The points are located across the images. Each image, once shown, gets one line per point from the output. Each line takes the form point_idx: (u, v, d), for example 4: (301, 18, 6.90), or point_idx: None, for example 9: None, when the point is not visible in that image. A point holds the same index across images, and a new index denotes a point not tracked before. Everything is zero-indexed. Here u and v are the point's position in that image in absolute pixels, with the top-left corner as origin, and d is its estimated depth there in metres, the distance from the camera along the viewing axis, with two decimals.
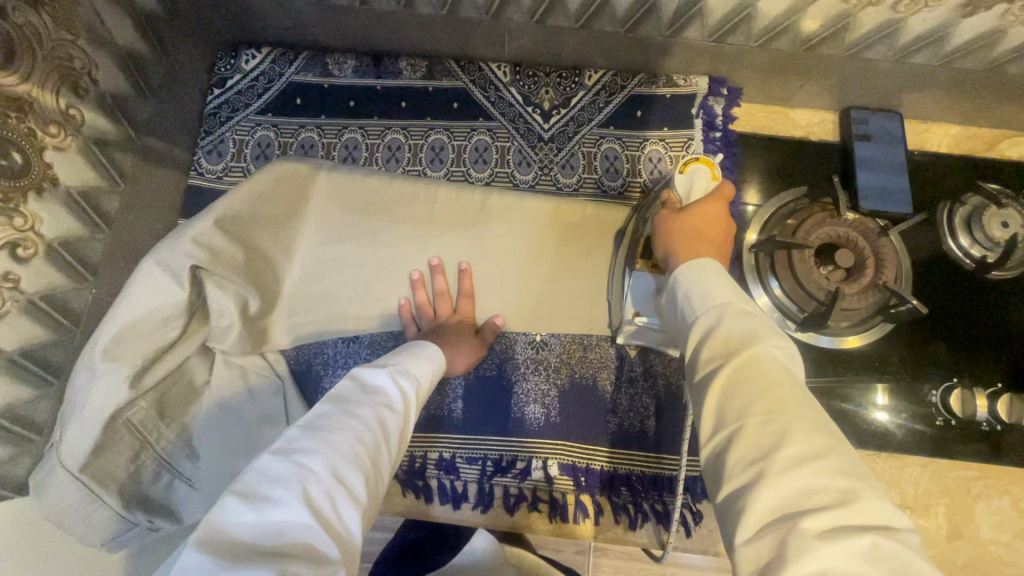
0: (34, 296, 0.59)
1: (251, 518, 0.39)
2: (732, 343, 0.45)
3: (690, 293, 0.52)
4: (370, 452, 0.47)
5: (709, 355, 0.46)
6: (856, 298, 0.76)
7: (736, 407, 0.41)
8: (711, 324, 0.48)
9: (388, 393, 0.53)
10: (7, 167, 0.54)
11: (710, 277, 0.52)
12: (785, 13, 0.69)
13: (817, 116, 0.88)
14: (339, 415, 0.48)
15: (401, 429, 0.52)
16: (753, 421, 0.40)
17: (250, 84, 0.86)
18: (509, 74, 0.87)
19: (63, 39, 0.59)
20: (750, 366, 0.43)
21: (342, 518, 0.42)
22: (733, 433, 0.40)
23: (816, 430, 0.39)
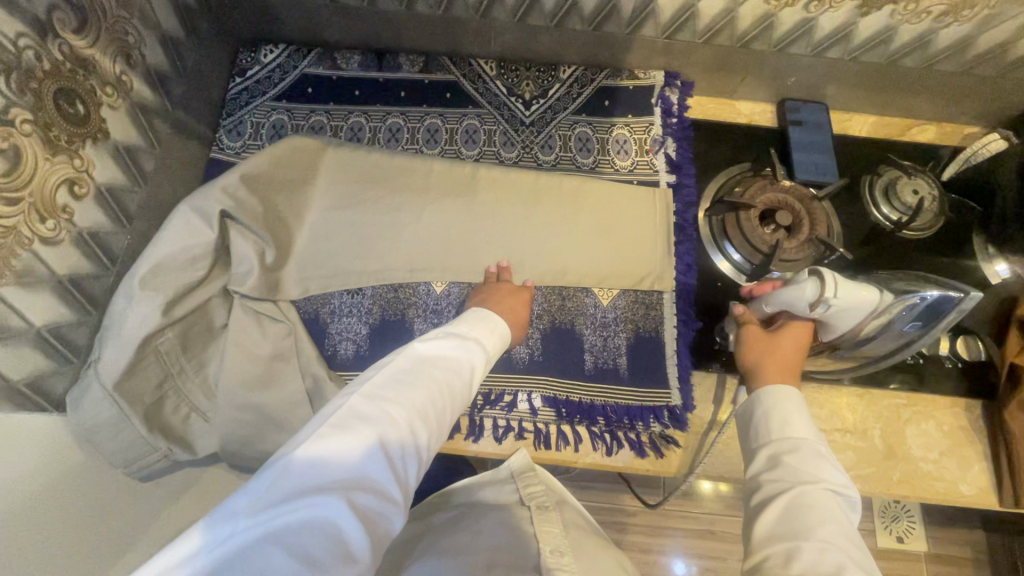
0: (83, 230, 0.67)
1: (340, 444, 0.48)
2: (799, 473, 0.55)
3: (770, 416, 0.61)
4: (436, 414, 0.57)
5: (776, 475, 0.56)
6: (796, 250, 0.88)
7: (801, 527, 0.50)
8: (781, 451, 0.57)
9: (459, 365, 0.63)
10: (73, 114, 0.64)
11: (797, 414, 0.60)
12: (722, 12, 0.85)
13: (758, 108, 1.03)
14: (417, 374, 0.58)
15: (460, 401, 0.61)
16: (815, 543, 0.48)
17: (267, 74, 0.98)
18: (494, 69, 1.00)
19: (121, 16, 0.70)
20: (807, 495, 0.52)
21: (406, 466, 0.51)
22: (793, 548, 0.48)
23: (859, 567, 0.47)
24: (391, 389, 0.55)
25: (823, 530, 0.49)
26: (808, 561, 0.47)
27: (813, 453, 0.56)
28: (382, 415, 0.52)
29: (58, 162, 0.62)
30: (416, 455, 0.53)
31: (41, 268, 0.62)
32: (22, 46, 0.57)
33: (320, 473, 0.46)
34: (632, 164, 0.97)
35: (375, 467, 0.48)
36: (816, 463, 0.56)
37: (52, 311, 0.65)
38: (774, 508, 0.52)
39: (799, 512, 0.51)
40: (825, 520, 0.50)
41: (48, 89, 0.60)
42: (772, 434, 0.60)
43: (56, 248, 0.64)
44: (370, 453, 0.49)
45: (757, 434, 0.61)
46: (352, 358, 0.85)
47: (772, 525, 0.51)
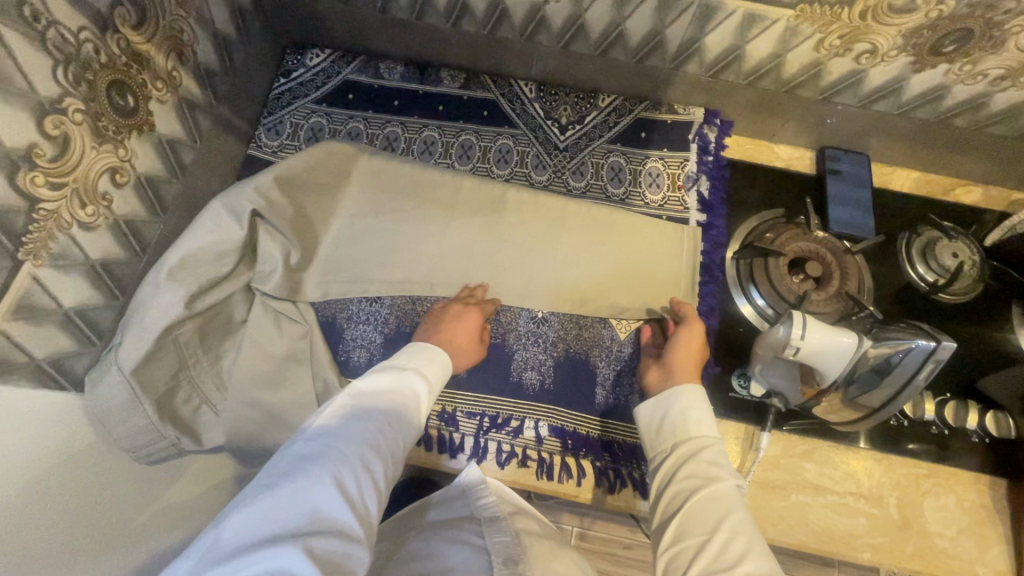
0: (120, 218, 0.69)
1: (287, 497, 0.50)
2: (707, 470, 0.62)
3: (681, 416, 0.68)
4: (387, 444, 0.59)
5: (687, 473, 0.63)
6: (823, 303, 0.86)
7: (706, 523, 0.57)
8: (690, 452, 0.65)
9: (404, 391, 0.65)
10: (123, 106, 0.66)
11: (702, 411, 0.68)
12: (769, 57, 0.84)
13: (797, 153, 1.01)
14: (361, 410, 0.60)
15: (412, 424, 0.63)
16: (722, 534, 0.56)
17: (311, 77, 1.00)
18: (534, 92, 1.01)
19: (179, 15, 0.72)
20: (716, 495, 0.59)
21: (364, 499, 0.53)
22: (707, 539, 0.56)
23: (760, 553, 0.54)
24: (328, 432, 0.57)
25: (727, 522, 0.57)
26: (716, 554, 0.54)
27: (711, 449, 0.64)
28: (329, 455, 0.54)
29: (103, 151, 0.64)
30: (371, 487, 0.54)
31: (76, 251, 0.64)
32: (83, 40, 0.59)
33: (266, 529, 0.47)
34: (663, 198, 0.96)
35: (327, 509, 0.50)
36: (718, 461, 0.63)
37: (82, 294, 0.66)
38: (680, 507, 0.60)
39: (705, 509, 0.58)
40: (728, 512, 0.58)
41: (102, 82, 0.62)
42: (686, 433, 0.67)
43: (92, 233, 0.65)
44: (321, 496, 0.50)
45: (664, 432, 0.69)
46: (364, 366, 0.85)
47: (682, 521, 0.59)
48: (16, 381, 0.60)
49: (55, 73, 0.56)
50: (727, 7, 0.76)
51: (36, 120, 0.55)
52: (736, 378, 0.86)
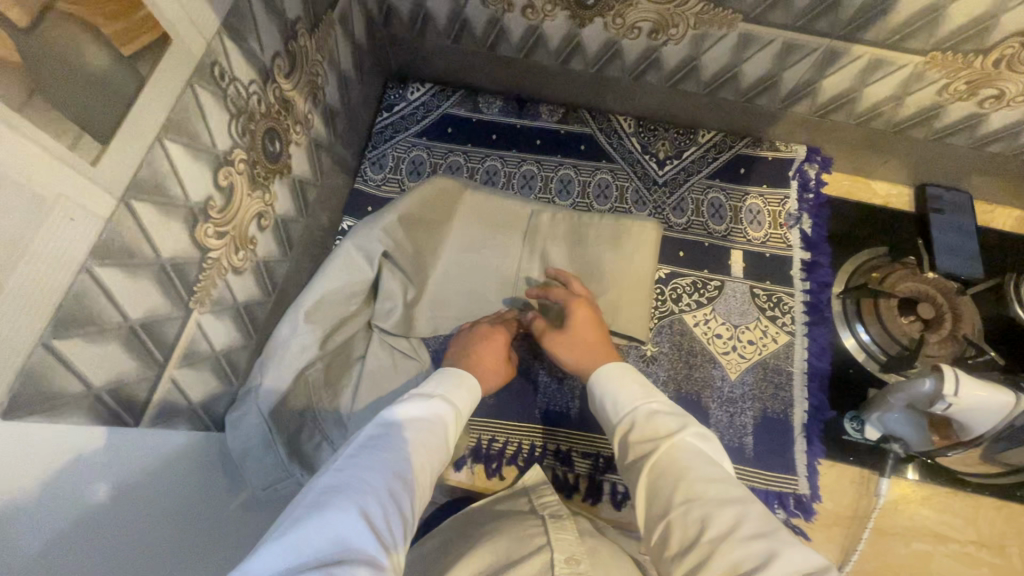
0: (261, 260, 0.70)
1: (312, 523, 0.44)
2: (645, 446, 0.56)
3: (613, 399, 0.63)
4: (414, 474, 0.55)
5: (635, 455, 0.57)
6: (938, 346, 0.85)
7: (662, 500, 0.51)
8: (629, 427, 0.59)
9: (430, 421, 0.62)
10: (272, 152, 0.67)
11: (624, 383, 0.64)
12: (886, 99, 0.84)
13: (895, 190, 1.01)
14: (387, 439, 0.57)
15: (437, 457, 0.59)
16: (677, 510, 0.49)
17: (412, 111, 1.01)
18: (632, 126, 1.01)
19: (318, 60, 0.74)
20: (664, 465, 0.53)
21: (391, 531, 0.47)
22: (667, 522, 0.49)
23: (724, 505, 0.47)
24: (355, 462, 0.52)
25: (679, 491, 0.50)
26: (681, 534, 0.47)
27: (644, 415, 0.59)
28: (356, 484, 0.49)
29: (256, 198, 0.66)
30: (398, 519, 0.49)
31: (229, 296, 0.65)
32: (252, 91, 0.60)
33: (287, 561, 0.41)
34: (765, 235, 0.95)
35: (355, 536, 0.44)
36: (661, 423, 0.58)
37: (230, 336, 0.67)
38: (640, 492, 0.54)
39: (658, 484, 0.52)
40: (679, 477, 0.51)
41: (261, 131, 0.64)
42: (617, 417, 0.61)
43: (240, 276, 0.66)
44: (348, 523, 0.45)
45: (607, 415, 0.63)
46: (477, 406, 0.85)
47: (647, 502, 0.53)
48: (176, 427, 0.61)
49: (229, 126, 0.58)
50: (854, 53, 0.76)
51: (212, 172, 0.56)
52: (849, 420, 0.85)
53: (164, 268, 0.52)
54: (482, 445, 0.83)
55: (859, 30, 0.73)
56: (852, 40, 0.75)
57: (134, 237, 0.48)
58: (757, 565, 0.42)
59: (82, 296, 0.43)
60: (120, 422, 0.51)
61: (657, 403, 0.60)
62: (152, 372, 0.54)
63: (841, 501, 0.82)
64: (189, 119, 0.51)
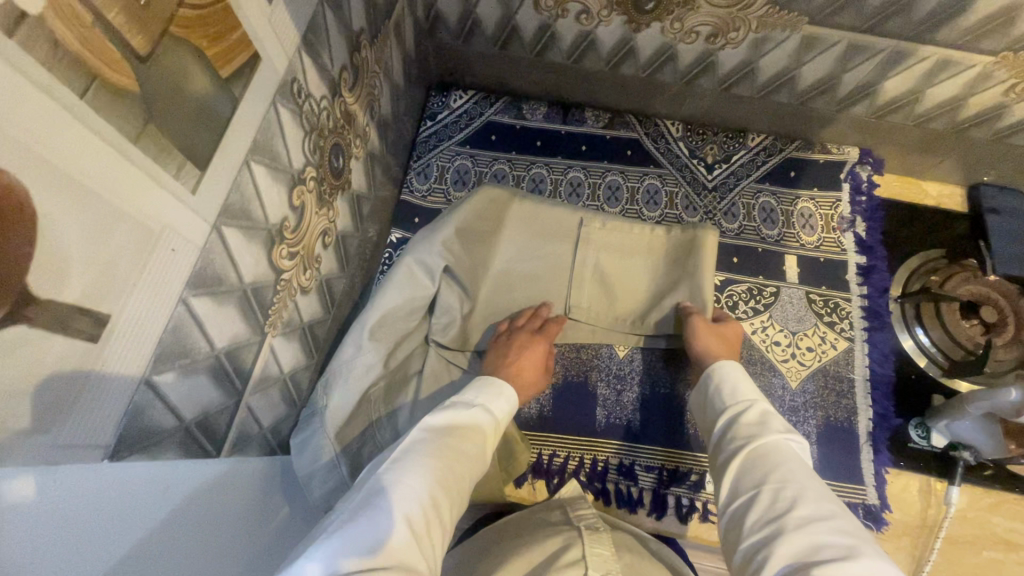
0: (324, 278, 0.69)
1: (347, 530, 0.42)
2: (752, 430, 0.57)
3: (732, 389, 0.64)
4: (452, 483, 0.52)
5: (736, 435, 0.58)
6: (1005, 350, 0.83)
7: (753, 477, 0.53)
8: (744, 410, 0.60)
9: (470, 425, 0.59)
10: (336, 168, 0.65)
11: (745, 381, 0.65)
12: (948, 100, 0.82)
13: (947, 190, 0.99)
14: (427, 443, 0.54)
15: (476, 464, 0.56)
16: (768, 486, 0.51)
17: (455, 119, 0.99)
18: (679, 131, 0.99)
19: (376, 71, 0.72)
20: (764, 449, 0.55)
21: (423, 542, 0.45)
22: (752, 496, 0.51)
23: (820, 497, 0.48)
24: (392, 468, 0.50)
25: (775, 475, 0.51)
26: (767, 507, 0.49)
27: (760, 411, 0.60)
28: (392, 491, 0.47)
29: (322, 215, 0.64)
30: (432, 531, 0.46)
31: (297, 317, 0.63)
32: (323, 107, 0.58)
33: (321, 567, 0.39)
34: (819, 240, 0.94)
35: (386, 546, 0.42)
36: (768, 418, 0.58)
37: (296, 357, 0.66)
38: (731, 467, 0.55)
39: (755, 463, 0.54)
40: (781, 463, 0.52)
41: (329, 147, 0.62)
42: (732, 400, 0.63)
43: (307, 296, 0.65)
44: (383, 532, 0.43)
45: (717, 398, 0.64)
46: (536, 420, 0.84)
47: (737, 477, 0.54)
48: (251, 455, 0.59)
49: (303, 145, 0.56)
50: (921, 55, 0.75)
51: (287, 192, 0.55)
52: (914, 427, 0.83)
53: (247, 294, 0.51)
54: (542, 460, 0.82)
55: (931, 31, 0.71)
56: (922, 41, 0.73)
57: (223, 264, 0.46)
58: (838, 555, 0.42)
59: (179, 328, 0.42)
60: (207, 455, 0.50)
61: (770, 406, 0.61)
62: (232, 401, 0.53)
63: (910, 511, 0.80)
64: (271, 139, 0.49)
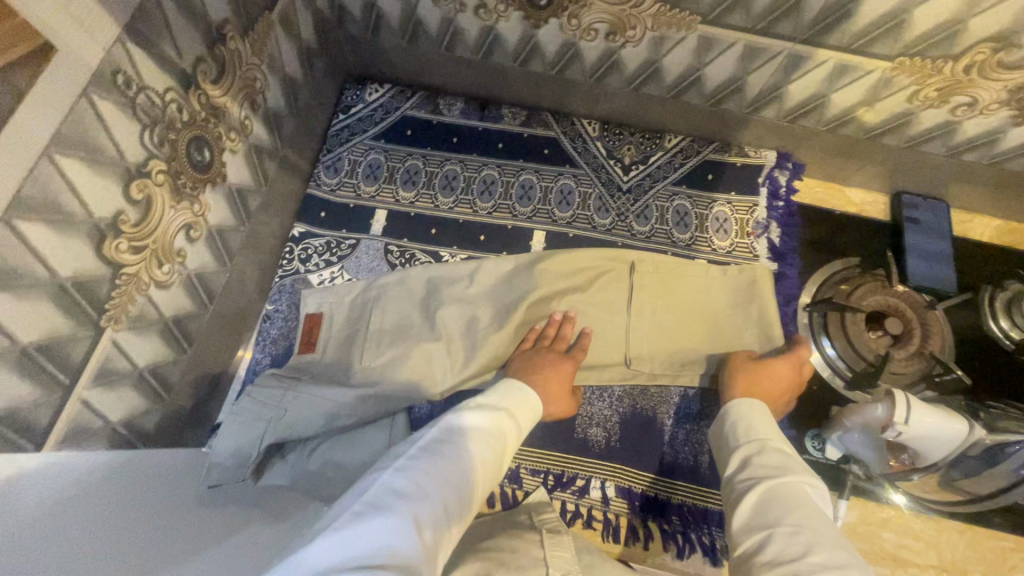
0: (192, 272, 0.68)
1: (369, 527, 0.40)
2: (767, 469, 0.57)
3: (745, 425, 0.65)
4: (468, 493, 0.51)
5: (750, 472, 0.58)
6: (903, 363, 0.82)
7: (769, 515, 0.51)
8: (755, 450, 0.61)
9: (492, 434, 0.58)
10: (199, 161, 0.64)
11: (768, 424, 0.65)
12: (855, 105, 0.80)
13: (870, 197, 0.96)
14: (449, 448, 0.53)
15: (489, 478, 0.55)
16: (785, 528, 0.49)
17: (369, 113, 0.98)
18: (597, 130, 0.97)
19: (255, 62, 0.71)
20: (776, 489, 0.54)
21: (439, 549, 0.43)
22: (766, 537, 0.50)
23: (830, 543, 0.47)
24: (412, 466, 0.49)
25: (789, 518, 0.50)
26: (778, 548, 0.48)
27: (774, 450, 0.60)
28: (412, 492, 0.45)
29: (181, 209, 0.63)
30: (445, 539, 0.45)
31: (151, 310, 0.62)
32: (169, 99, 0.57)
33: (343, 558, 0.37)
34: (731, 245, 0.92)
35: (408, 549, 0.40)
36: (780, 458, 0.58)
37: (155, 352, 0.65)
38: (744, 502, 0.55)
39: (770, 500, 0.53)
40: (796, 505, 0.51)
41: (183, 140, 0.61)
42: (742, 439, 0.63)
43: (166, 290, 0.64)
44: (407, 533, 0.41)
45: (733, 436, 0.65)
46: (426, 418, 0.83)
47: (749, 512, 0.54)
48: (96, 449, 0.58)
49: (142, 137, 0.55)
50: (818, 57, 0.73)
51: (122, 185, 0.54)
52: (810, 439, 0.82)
53: (65, 288, 0.50)
54: None
55: (824, 33, 0.69)
56: (817, 44, 0.71)
57: (20, 256, 0.45)
58: None
59: None
60: (19, 450, 0.49)
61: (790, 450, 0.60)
62: (55, 396, 0.52)
63: None
64: (87, 131, 0.48)
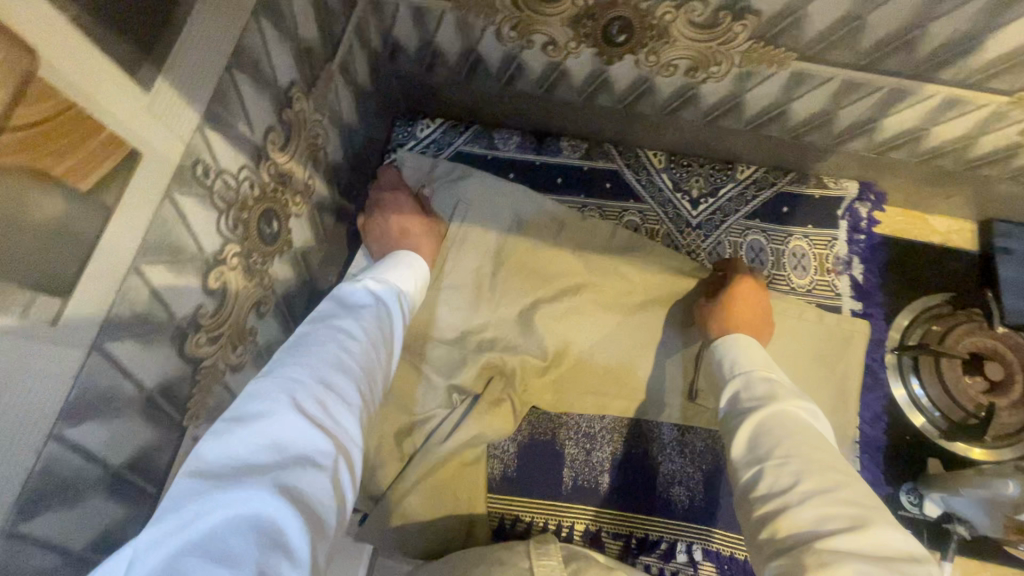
0: (262, 348, 0.64)
1: (241, 435, 0.38)
2: (758, 398, 0.53)
3: (731, 359, 0.60)
4: (360, 359, 0.49)
5: (751, 400, 0.54)
6: (1008, 412, 0.77)
7: (766, 445, 0.49)
8: (743, 385, 0.56)
9: (370, 309, 0.55)
10: (268, 234, 0.60)
11: (754, 352, 0.60)
12: (959, 138, 0.74)
13: (955, 226, 0.90)
14: (319, 333, 0.49)
15: (382, 340, 0.53)
16: (772, 462, 0.47)
17: (421, 150, 0.93)
18: (663, 161, 0.92)
19: (317, 118, 0.66)
20: (774, 418, 0.50)
21: (339, 417, 0.43)
22: (757, 472, 0.48)
23: (828, 470, 0.45)
24: (278, 363, 0.45)
25: (783, 445, 0.48)
26: (771, 483, 0.46)
27: (761, 377, 0.56)
28: (282, 379, 0.43)
29: (252, 287, 0.59)
30: (344, 404, 0.44)
31: (227, 396, 0.59)
32: (242, 178, 0.53)
33: (223, 474, 0.36)
34: (812, 283, 0.86)
35: (295, 436, 0.39)
36: (772, 386, 0.54)
37: None
38: (739, 429, 0.51)
39: (769, 429, 0.49)
40: (792, 434, 0.48)
41: (255, 216, 0.57)
42: (727, 371, 0.59)
43: (239, 372, 0.60)
44: (287, 419, 0.40)
45: (721, 369, 0.60)
46: (499, 481, 0.79)
47: (746, 440, 0.50)
48: None
49: (218, 224, 0.51)
50: (925, 92, 0.67)
51: (200, 278, 0.50)
52: (906, 493, 0.78)
53: (150, 397, 0.46)
54: (505, 523, 0.77)
55: (936, 69, 0.63)
56: (926, 79, 0.65)
57: (111, 380, 0.42)
58: (845, 528, 0.41)
59: (54, 466, 0.38)
60: None
61: (777, 375, 0.56)
62: (144, 507, 0.49)
63: None
64: (170, 233, 0.44)
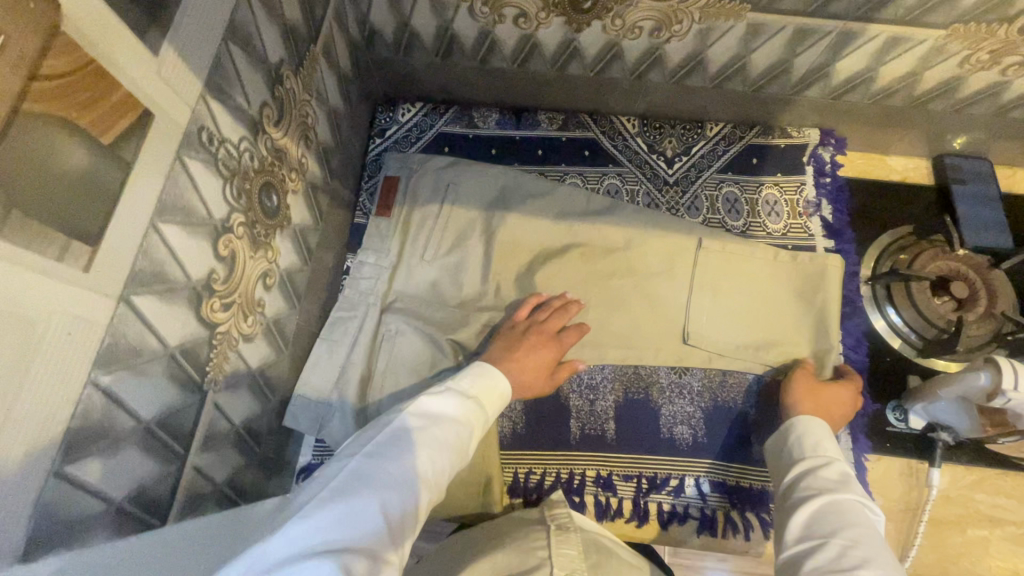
0: (270, 320, 0.66)
1: (332, 513, 0.41)
2: (826, 487, 0.59)
3: (809, 441, 0.66)
4: (439, 473, 0.50)
5: (815, 486, 0.60)
6: (976, 325, 0.82)
7: (831, 524, 0.55)
8: (818, 469, 0.62)
9: (465, 418, 0.56)
10: (269, 206, 0.63)
11: (829, 444, 0.65)
12: (904, 76, 0.80)
13: (912, 164, 0.96)
14: (419, 433, 0.51)
15: (462, 458, 0.54)
16: (842, 540, 0.53)
17: (406, 133, 0.96)
18: (636, 126, 0.97)
19: (306, 99, 0.69)
20: (840, 507, 0.56)
21: (404, 525, 0.44)
22: (821, 544, 0.54)
23: (886, 556, 0.51)
24: (379, 451, 0.48)
25: (847, 529, 0.54)
26: (832, 557, 0.52)
27: (836, 471, 0.61)
28: (377, 473, 0.46)
29: (258, 257, 0.61)
30: (413, 516, 0.46)
31: (242, 365, 0.61)
32: (243, 149, 0.55)
33: (305, 543, 0.39)
34: (786, 227, 0.91)
35: (370, 531, 0.41)
36: (846, 480, 0.60)
37: (246, 406, 0.63)
38: (806, 510, 0.58)
39: (834, 514, 0.56)
40: (860, 524, 0.54)
41: (256, 188, 0.59)
42: (803, 452, 0.65)
43: (251, 343, 0.62)
44: (368, 514, 0.42)
45: (792, 450, 0.66)
46: (510, 438, 0.82)
47: (809, 518, 0.57)
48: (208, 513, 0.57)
49: (224, 192, 0.53)
50: (870, 32, 0.72)
51: (212, 243, 0.52)
52: (892, 411, 0.82)
53: (174, 357, 0.48)
54: (519, 477, 0.80)
55: (876, 10, 0.69)
56: (868, 20, 0.70)
57: (139, 335, 0.44)
58: None
59: (92, 411, 0.40)
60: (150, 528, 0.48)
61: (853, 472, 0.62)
62: (173, 466, 0.51)
63: (891, 496, 0.80)
64: (182, 196, 0.47)
